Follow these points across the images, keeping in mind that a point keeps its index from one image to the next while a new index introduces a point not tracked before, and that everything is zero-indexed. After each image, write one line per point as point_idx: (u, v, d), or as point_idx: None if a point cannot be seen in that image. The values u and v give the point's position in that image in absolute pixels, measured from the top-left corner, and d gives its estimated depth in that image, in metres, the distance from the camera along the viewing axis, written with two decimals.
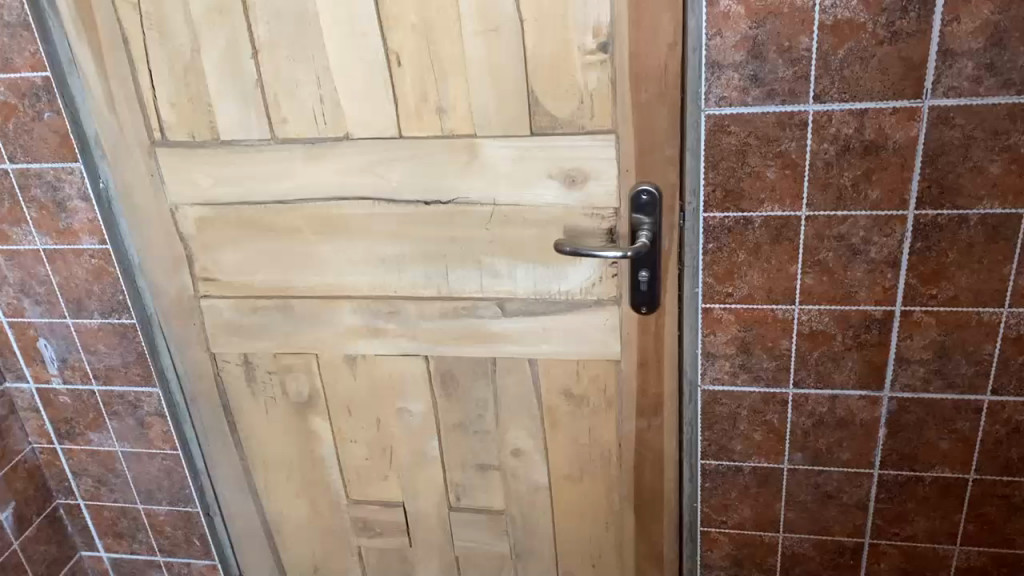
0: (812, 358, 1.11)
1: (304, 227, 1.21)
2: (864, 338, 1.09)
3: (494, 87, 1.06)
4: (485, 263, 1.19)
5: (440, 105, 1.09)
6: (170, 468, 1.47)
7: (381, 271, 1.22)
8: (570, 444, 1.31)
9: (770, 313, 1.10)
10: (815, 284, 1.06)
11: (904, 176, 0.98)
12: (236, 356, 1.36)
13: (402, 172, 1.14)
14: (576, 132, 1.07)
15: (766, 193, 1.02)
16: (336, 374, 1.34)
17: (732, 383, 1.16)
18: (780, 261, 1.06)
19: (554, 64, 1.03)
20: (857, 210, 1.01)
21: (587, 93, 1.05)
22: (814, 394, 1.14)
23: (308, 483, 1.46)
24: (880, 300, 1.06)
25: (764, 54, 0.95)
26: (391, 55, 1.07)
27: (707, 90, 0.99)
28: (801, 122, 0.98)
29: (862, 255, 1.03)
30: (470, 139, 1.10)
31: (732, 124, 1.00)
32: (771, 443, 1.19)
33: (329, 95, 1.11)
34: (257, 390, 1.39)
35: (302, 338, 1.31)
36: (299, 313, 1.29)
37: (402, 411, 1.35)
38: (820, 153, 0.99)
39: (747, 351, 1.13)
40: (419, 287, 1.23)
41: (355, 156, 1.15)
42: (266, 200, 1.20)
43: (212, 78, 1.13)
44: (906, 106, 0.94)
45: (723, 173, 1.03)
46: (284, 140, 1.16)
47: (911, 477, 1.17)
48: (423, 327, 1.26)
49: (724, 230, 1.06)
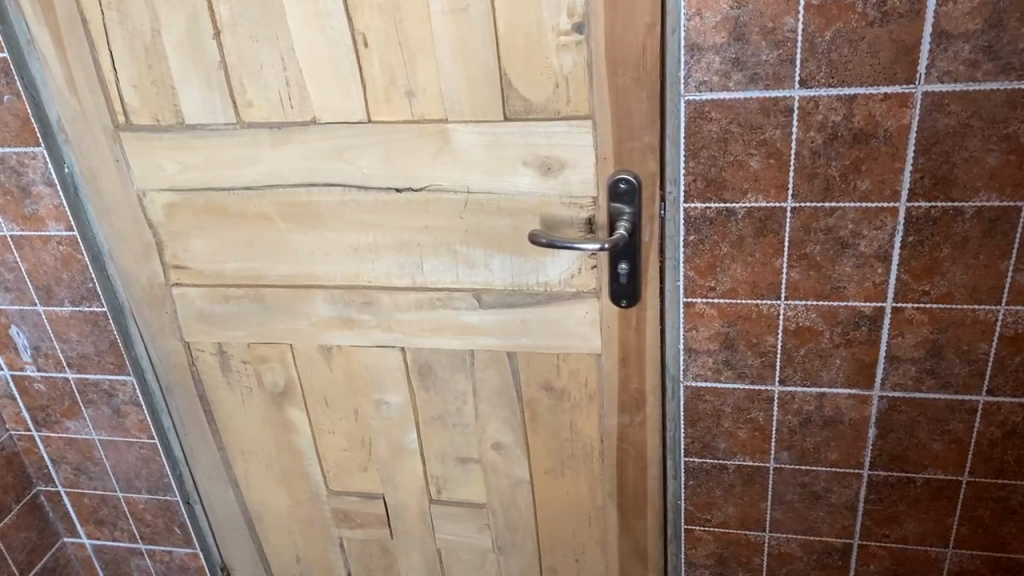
0: (798, 355, 1.06)
1: (274, 215, 1.17)
2: (852, 335, 1.04)
3: (465, 70, 1.01)
4: (460, 254, 1.14)
5: (409, 88, 1.04)
6: (148, 457, 1.44)
7: (354, 260, 1.18)
8: (551, 438, 1.27)
9: (754, 309, 1.05)
10: (801, 279, 1.01)
11: (895, 166, 0.92)
12: (210, 345, 1.32)
13: (371, 158, 1.10)
14: (551, 117, 1.02)
15: (749, 183, 0.97)
16: (312, 365, 1.30)
17: (715, 379, 1.11)
18: (764, 254, 1.01)
19: (527, 47, 0.98)
20: (845, 202, 0.95)
21: (562, 76, 0.99)
22: (801, 392, 1.09)
23: (287, 474, 1.44)
24: (870, 295, 1.00)
25: (745, 36, 0.90)
26: (358, 37, 1.02)
27: (686, 74, 0.93)
28: (786, 108, 0.92)
29: (851, 249, 0.98)
30: (441, 125, 1.05)
31: (713, 111, 0.94)
32: (756, 441, 1.15)
33: (295, 78, 1.07)
34: (233, 380, 1.35)
35: (275, 327, 1.27)
36: (272, 302, 1.25)
37: (379, 403, 1.32)
38: (806, 142, 0.93)
39: (730, 346, 1.08)
40: (393, 277, 1.19)
41: (323, 141, 1.10)
42: (234, 187, 1.16)
43: (174, 60, 1.09)
44: (898, 91, 0.88)
45: (704, 162, 0.97)
46: (250, 125, 1.11)
47: (902, 478, 1.12)
48: (398, 317, 1.22)
49: (706, 221, 1.01)
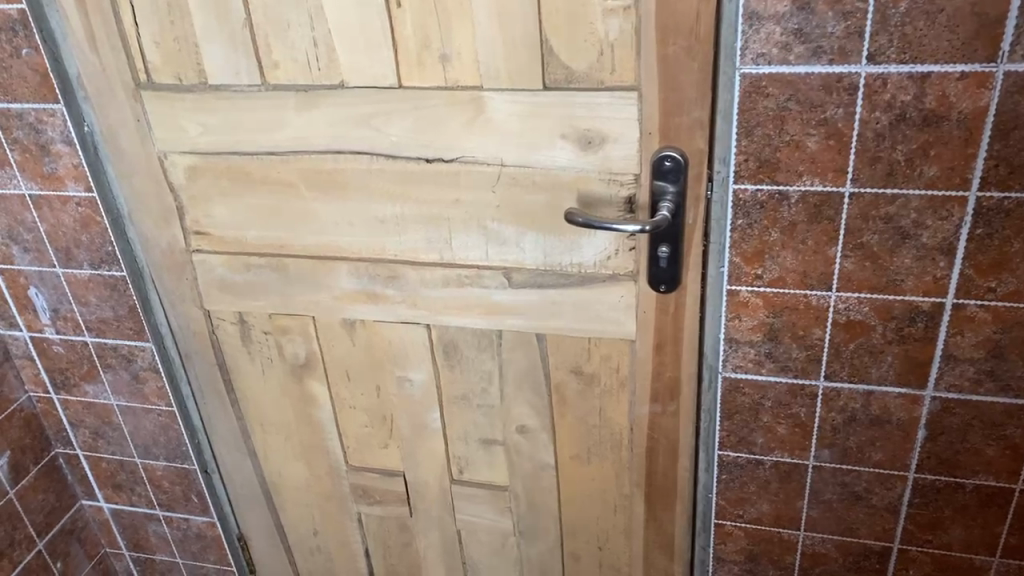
0: (846, 350, 1.00)
1: (299, 182, 1.13)
2: (907, 332, 0.97)
3: (503, 34, 0.95)
4: (491, 230, 1.09)
5: (443, 51, 0.98)
6: (166, 424, 1.42)
7: (381, 231, 1.14)
8: (579, 424, 1.23)
9: (802, 299, 0.98)
10: (855, 269, 0.94)
11: (966, 152, 0.85)
12: (231, 314, 1.29)
13: (401, 126, 1.04)
14: (593, 87, 0.95)
15: (806, 165, 0.90)
16: (334, 339, 1.26)
17: (756, 372, 1.05)
18: (817, 242, 0.94)
19: (571, 11, 0.91)
20: (908, 190, 0.88)
21: (607, 44, 0.92)
22: (847, 389, 1.03)
23: (306, 447, 1.40)
24: (928, 290, 0.93)
25: (811, 5, 0.81)
26: None
27: (743, 45, 0.85)
28: (850, 86, 0.84)
29: (912, 240, 0.91)
30: (475, 92, 0.99)
31: (771, 86, 0.86)
32: (796, 437, 1.09)
33: (323, 38, 1.01)
34: (253, 350, 1.32)
35: (297, 299, 1.23)
36: (295, 273, 1.21)
37: (402, 380, 1.27)
38: (870, 123, 0.86)
39: (774, 338, 1.02)
40: (421, 251, 1.14)
41: (351, 107, 1.04)
42: (259, 152, 1.11)
43: (197, 16, 1.03)
44: (977, 70, 0.80)
45: (757, 141, 0.90)
46: (276, 87, 1.06)
47: (950, 483, 1.06)
48: (425, 294, 1.17)
49: (756, 204, 0.94)
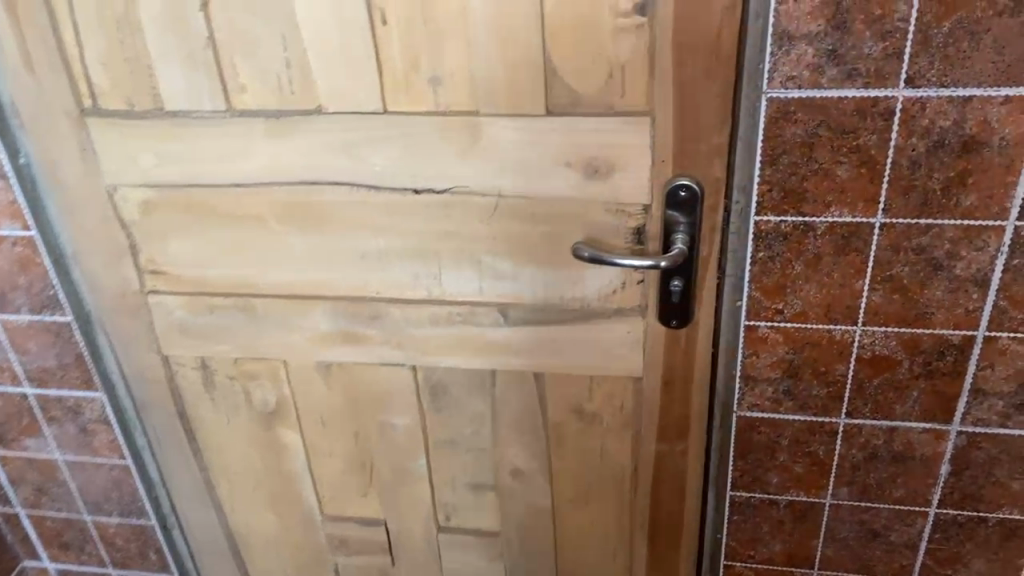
0: (870, 386, 0.95)
1: (269, 216, 1.02)
2: (935, 366, 0.92)
3: (502, 54, 0.86)
4: (485, 264, 1.00)
5: (433, 72, 0.89)
6: (120, 478, 1.29)
7: (362, 268, 1.04)
8: (577, 466, 1.14)
9: (826, 335, 0.92)
10: (883, 303, 0.89)
11: (1006, 180, 0.79)
12: (192, 359, 1.17)
13: (386, 154, 0.94)
14: (600, 112, 0.88)
15: (834, 195, 0.84)
16: (308, 383, 1.16)
17: (773, 411, 0.99)
18: (843, 274, 0.88)
19: (578, 29, 0.83)
20: (943, 219, 0.83)
21: (618, 64, 0.85)
22: (870, 425, 0.97)
23: (277, 496, 1.29)
24: (959, 323, 0.88)
25: (847, 25, 0.75)
26: (375, 12, 0.86)
27: (771, 68, 0.79)
28: (886, 111, 0.78)
29: (944, 271, 0.86)
30: (471, 116, 0.90)
31: (800, 111, 0.80)
32: (813, 476, 1.03)
33: (297, 59, 0.91)
34: (217, 397, 1.20)
35: (268, 342, 1.12)
36: (265, 313, 1.10)
37: (384, 424, 1.17)
38: (906, 149, 0.80)
39: (794, 375, 0.96)
40: (407, 288, 1.04)
41: (330, 134, 0.94)
42: (224, 183, 1.00)
43: (151, 34, 0.92)
44: (1022, 94, 0.75)
45: (783, 170, 0.83)
46: (242, 112, 0.95)
47: (973, 517, 1.02)
48: (411, 334, 1.07)
49: (779, 236, 0.87)
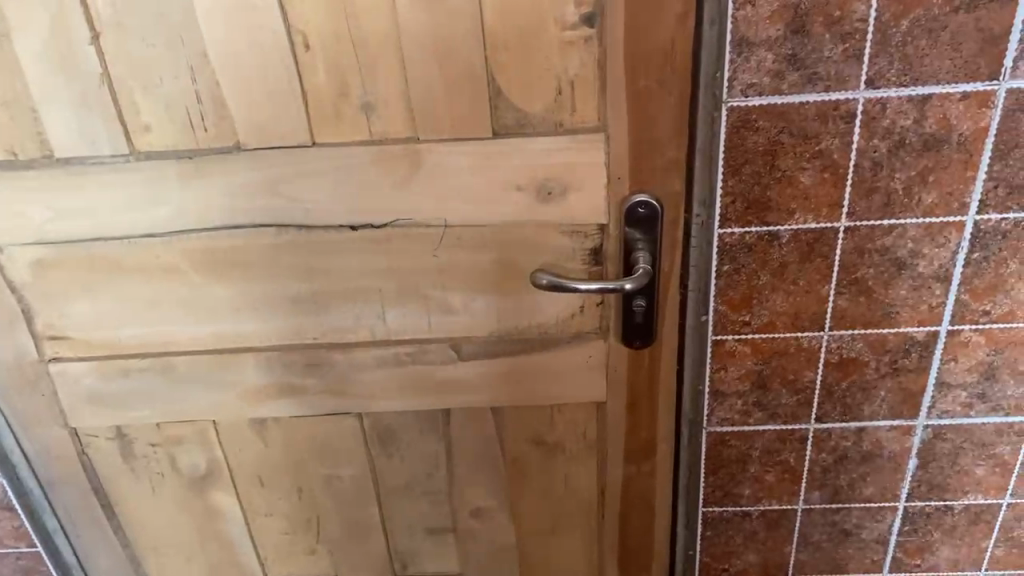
0: (838, 389, 0.93)
1: (186, 265, 0.92)
2: (901, 364, 0.91)
3: (441, 75, 0.79)
4: (434, 299, 0.93)
5: (365, 99, 0.81)
6: (30, 567, 1.15)
7: (296, 313, 0.95)
8: (541, 499, 1.08)
9: (794, 343, 0.90)
10: (850, 306, 0.87)
11: (966, 175, 0.79)
12: (106, 429, 1.05)
13: (317, 190, 0.86)
14: (550, 131, 0.82)
15: (799, 202, 0.81)
16: (242, 441, 1.05)
17: (744, 423, 0.96)
18: (809, 281, 0.86)
19: (522, 45, 0.78)
20: (906, 218, 0.81)
21: (566, 80, 0.79)
22: (839, 428, 0.96)
23: (213, 566, 1.18)
24: (924, 320, 0.88)
25: (807, 28, 0.72)
26: (297, 37, 0.78)
27: (731, 76, 0.76)
28: (847, 113, 0.76)
29: (908, 270, 0.84)
30: (409, 144, 0.83)
31: (761, 119, 0.77)
32: (785, 483, 1.01)
33: (209, 93, 0.81)
34: (138, 467, 1.08)
35: (193, 403, 1.01)
36: (188, 372, 0.99)
37: (330, 477, 1.08)
38: (868, 151, 0.78)
39: (763, 386, 0.93)
40: (348, 331, 0.96)
41: (251, 172, 0.85)
42: (131, 234, 0.89)
43: (33, 74, 0.81)
44: (979, 89, 0.74)
45: (746, 180, 0.80)
46: (147, 155, 0.85)
47: (940, 507, 1.02)
48: (355, 380, 0.99)
49: (744, 248, 0.84)
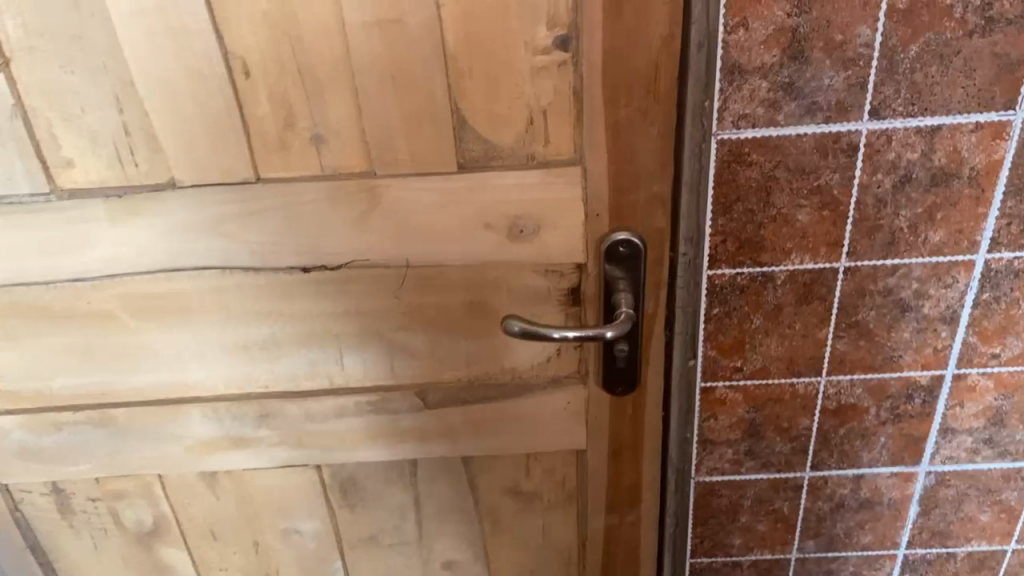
0: (836, 437, 0.86)
1: (121, 311, 0.83)
2: (903, 409, 0.84)
3: (399, 104, 0.71)
4: (396, 344, 0.85)
5: (314, 130, 0.73)
6: None
7: (245, 361, 0.86)
8: (517, 550, 1.01)
9: (788, 389, 0.83)
10: (849, 351, 0.80)
11: (977, 212, 0.72)
12: (40, 485, 0.95)
13: (264, 230, 0.77)
14: (520, 164, 0.74)
15: (795, 241, 0.74)
16: (191, 494, 0.97)
17: (734, 472, 0.89)
18: (806, 325, 0.79)
19: (488, 72, 0.69)
20: (911, 258, 0.74)
21: (538, 109, 0.71)
22: (836, 475, 0.89)
23: None
24: (928, 364, 0.81)
25: (806, 53, 0.65)
26: (235, 62, 0.69)
27: (722, 107, 0.68)
28: (849, 146, 0.69)
29: (912, 312, 0.78)
30: (365, 180, 0.75)
31: (755, 152, 0.70)
32: (778, 532, 0.94)
33: (138, 125, 0.72)
34: (77, 523, 0.99)
35: (135, 456, 0.93)
36: (128, 425, 0.90)
37: (288, 531, 1.00)
38: (871, 187, 0.71)
39: (755, 434, 0.86)
40: (302, 379, 0.87)
41: (189, 211, 0.76)
42: (57, 279, 0.80)
43: None
44: (993, 120, 0.68)
45: (738, 218, 0.73)
46: (71, 193, 0.76)
47: (942, 554, 0.95)
48: (313, 430, 0.90)
49: (735, 290, 0.77)
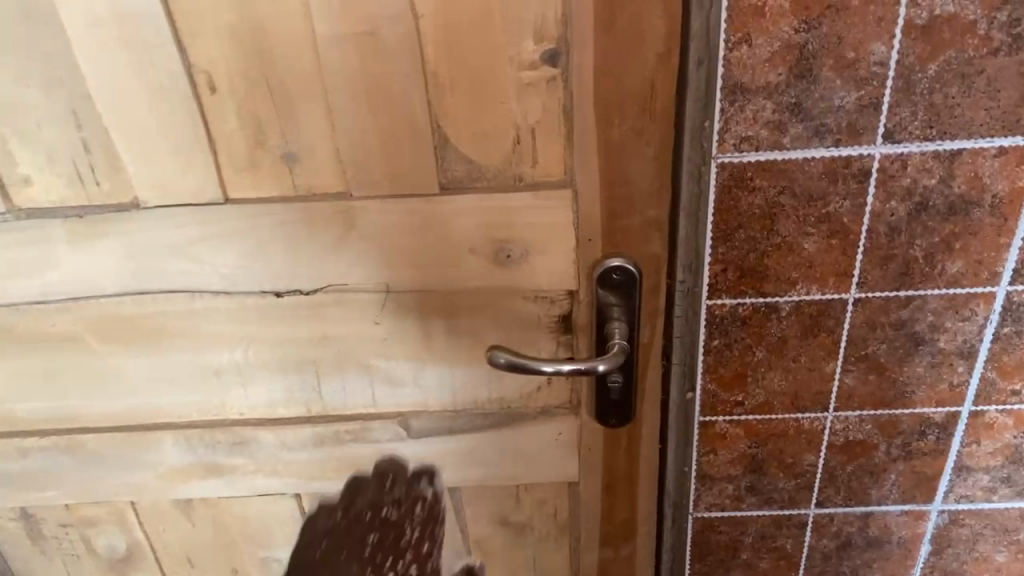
0: (843, 474, 0.81)
1: (87, 334, 0.78)
2: (915, 446, 0.79)
3: (375, 122, 0.66)
4: (377, 372, 0.80)
5: (286, 149, 0.68)
6: None
7: (218, 387, 0.82)
8: None
9: (793, 424, 0.78)
10: (858, 386, 0.75)
11: (999, 242, 0.67)
12: (8, 510, 0.91)
13: (235, 253, 0.73)
14: (507, 186, 0.69)
15: (801, 271, 0.69)
16: (165, 521, 0.92)
17: (735, 509, 0.84)
18: (812, 358, 0.74)
19: (471, 88, 0.65)
20: (927, 290, 0.69)
21: (525, 128, 0.66)
22: (843, 513, 0.84)
23: None
24: (943, 400, 0.76)
25: (814, 72, 0.60)
26: (199, 77, 0.65)
27: (723, 128, 0.63)
28: (860, 171, 0.64)
29: (926, 346, 0.72)
30: (341, 201, 0.70)
31: (758, 177, 0.65)
32: (781, 570, 0.89)
33: (99, 142, 0.68)
34: (48, 549, 0.95)
35: (105, 483, 0.88)
36: (97, 451, 0.86)
37: (268, 559, 0.96)
38: (884, 215, 0.66)
39: (757, 470, 0.81)
40: (279, 406, 0.83)
41: (155, 232, 0.72)
42: (18, 301, 0.76)
43: None
44: (1019, 144, 0.62)
45: (740, 246, 0.68)
46: (30, 212, 0.71)
47: None
48: (291, 458, 0.86)
49: (736, 320, 0.72)
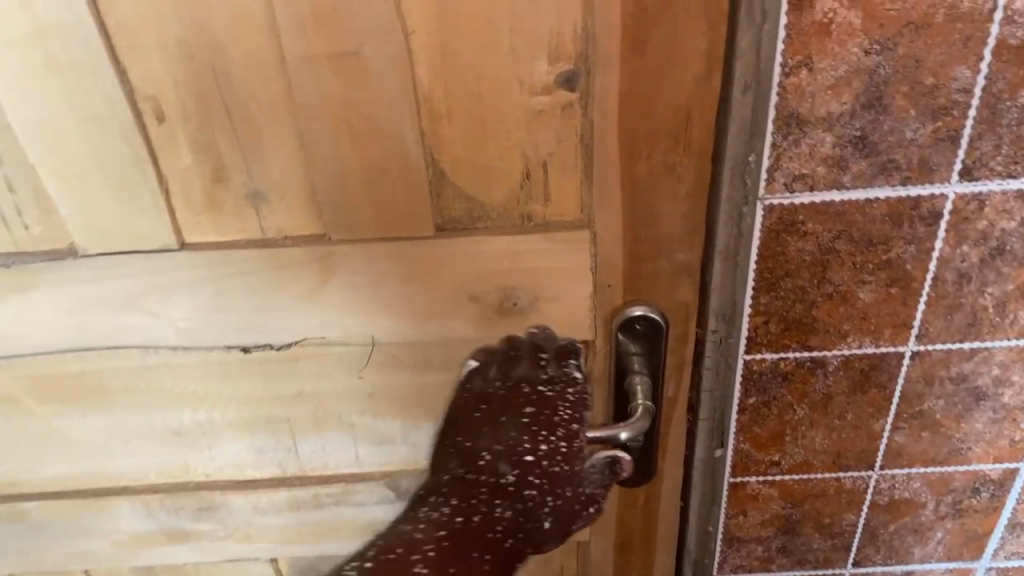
0: (885, 533, 0.73)
1: (23, 394, 0.67)
2: (966, 505, 0.71)
3: (358, 156, 0.55)
4: (362, 429, 0.70)
5: (252, 186, 0.57)
6: None
7: (179, 448, 0.71)
8: None
9: (833, 484, 0.69)
10: (909, 443, 0.67)
11: None
12: None
13: (193, 304, 0.62)
14: (513, 228, 0.59)
15: (854, 323, 0.61)
16: None
17: (763, 570, 0.76)
18: (859, 415, 0.65)
19: (473, 116, 0.54)
20: (994, 342, 0.61)
21: (536, 162, 0.56)
22: (881, 572, 0.76)
23: None
24: (1001, 457, 0.68)
25: (884, 102, 0.52)
26: (144, 104, 0.54)
27: (773, 166, 0.55)
28: (930, 214, 0.56)
29: (988, 401, 0.64)
30: (317, 245, 0.59)
31: (810, 221, 0.57)
32: None
33: (23, 179, 0.57)
34: None
35: (52, 551, 0.78)
36: (41, 520, 0.75)
37: None
38: (953, 261, 0.58)
39: (790, 530, 0.73)
40: (250, 467, 0.73)
41: (96, 282, 0.61)
42: None
43: None
44: None
45: (784, 296, 0.60)
46: None
47: None
48: (264, 522, 0.76)
49: (777, 376, 0.64)
